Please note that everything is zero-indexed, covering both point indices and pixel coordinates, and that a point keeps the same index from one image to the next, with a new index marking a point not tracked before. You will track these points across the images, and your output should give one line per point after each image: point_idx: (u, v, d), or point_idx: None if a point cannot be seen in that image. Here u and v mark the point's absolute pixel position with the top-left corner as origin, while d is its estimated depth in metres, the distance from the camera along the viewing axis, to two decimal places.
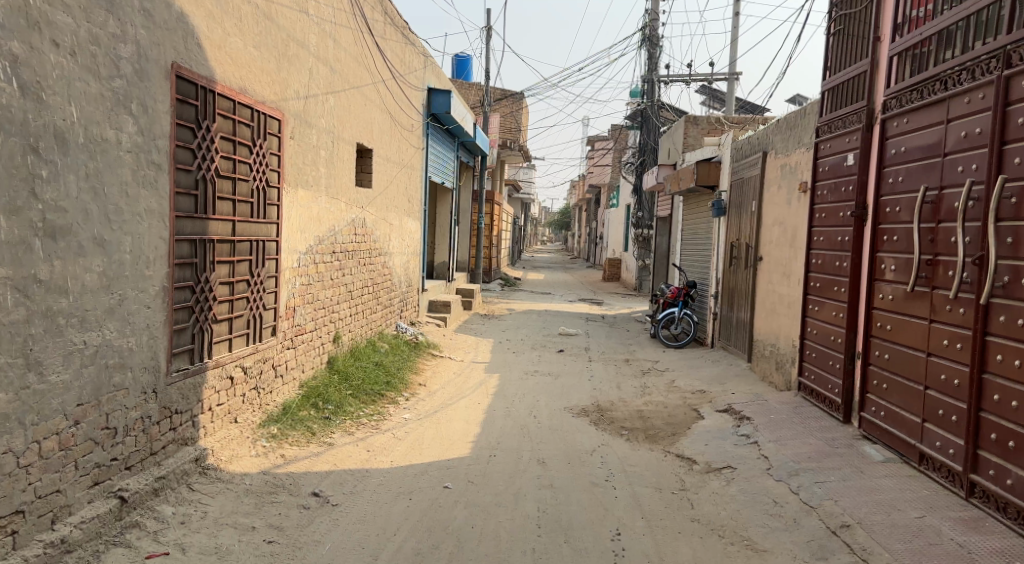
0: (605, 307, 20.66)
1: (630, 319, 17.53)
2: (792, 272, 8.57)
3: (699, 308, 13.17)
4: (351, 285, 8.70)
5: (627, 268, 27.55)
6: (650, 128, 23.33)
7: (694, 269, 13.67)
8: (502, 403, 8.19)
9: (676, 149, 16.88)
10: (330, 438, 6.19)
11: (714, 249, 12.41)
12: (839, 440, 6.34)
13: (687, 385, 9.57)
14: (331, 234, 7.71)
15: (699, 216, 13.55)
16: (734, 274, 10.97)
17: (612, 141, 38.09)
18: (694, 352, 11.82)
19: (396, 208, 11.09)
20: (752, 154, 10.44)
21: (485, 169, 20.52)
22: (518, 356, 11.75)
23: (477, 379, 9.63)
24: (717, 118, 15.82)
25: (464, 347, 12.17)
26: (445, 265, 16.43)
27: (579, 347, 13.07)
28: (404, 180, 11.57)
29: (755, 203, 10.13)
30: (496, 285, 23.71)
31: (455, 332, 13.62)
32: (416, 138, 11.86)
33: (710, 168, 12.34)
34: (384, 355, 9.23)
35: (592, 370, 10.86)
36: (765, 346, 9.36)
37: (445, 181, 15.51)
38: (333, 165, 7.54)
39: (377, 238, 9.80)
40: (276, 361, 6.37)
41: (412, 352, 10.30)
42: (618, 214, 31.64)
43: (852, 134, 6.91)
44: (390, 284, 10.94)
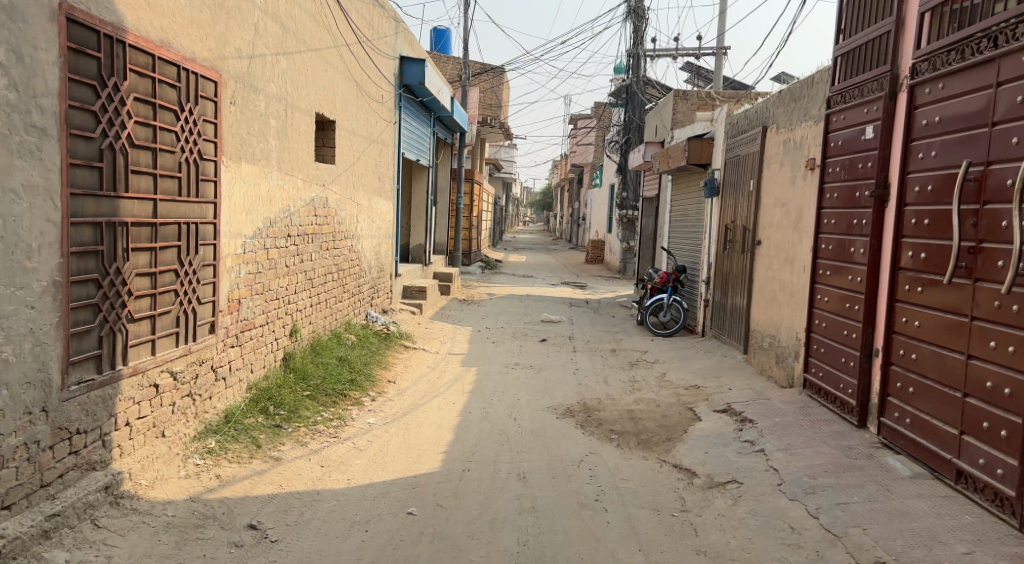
0: (588, 291, 19.90)
1: (615, 303, 16.79)
2: (794, 257, 7.84)
3: (690, 294, 12.45)
4: (310, 273, 7.89)
5: (611, 250, 26.80)
6: (635, 105, 22.55)
7: (683, 253, 12.92)
8: (478, 403, 7.40)
9: (663, 125, 16.10)
10: (278, 451, 5.41)
11: (706, 232, 11.66)
12: (857, 450, 5.61)
13: (680, 380, 8.82)
14: (284, 216, 6.90)
15: (689, 196, 12.80)
16: (729, 259, 10.22)
17: (595, 118, 37.26)
18: (685, 342, 11.08)
19: (365, 186, 10.24)
20: (750, 128, 9.69)
21: (464, 146, 19.65)
22: (498, 347, 10.97)
23: (453, 374, 8.83)
24: (708, 93, 15.03)
25: (440, 336, 11.38)
26: (421, 247, 15.58)
27: (562, 335, 12.31)
28: (374, 156, 10.71)
29: (753, 182, 9.37)
30: (476, 267, 22.89)
31: (431, 320, 12.80)
32: (387, 111, 11.03)
33: (703, 144, 11.57)
34: (350, 349, 8.43)
35: (578, 362, 10.09)
36: (764, 338, 8.62)
37: (420, 158, 14.65)
38: (283, 137, 6.72)
39: (342, 220, 8.98)
40: (217, 363, 5.57)
41: (382, 345, 9.48)
42: (602, 195, 30.84)
43: (871, 103, 6.16)
44: (358, 270, 10.13)
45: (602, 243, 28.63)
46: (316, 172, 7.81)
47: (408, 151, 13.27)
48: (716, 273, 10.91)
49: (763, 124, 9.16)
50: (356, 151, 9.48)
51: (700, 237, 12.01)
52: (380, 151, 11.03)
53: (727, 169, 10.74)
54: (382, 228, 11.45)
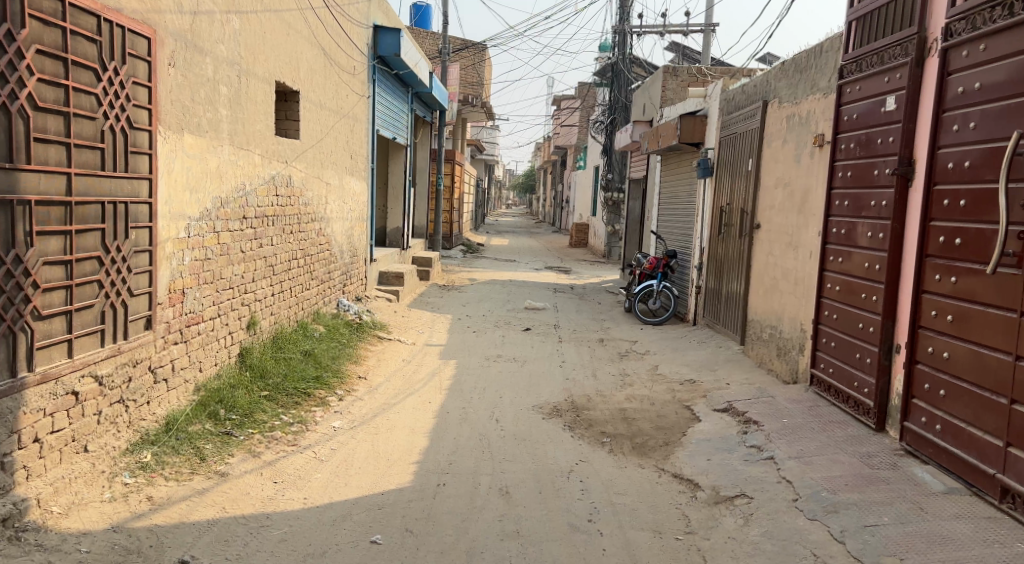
0: (572, 276, 19.26)
1: (601, 289, 16.18)
2: (795, 242, 7.24)
3: (681, 280, 11.84)
4: (271, 260, 7.23)
5: (596, 234, 26.18)
6: (621, 84, 21.88)
7: (673, 237, 12.30)
8: (456, 401, 6.75)
9: (652, 103, 15.46)
10: (225, 465, 4.76)
11: (698, 215, 11.04)
12: (878, 458, 4.99)
13: (674, 373, 8.20)
14: (237, 196, 6.23)
15: (680, 177, 12.18)
16: (724, 243, 9.61)
17: (580, 99, 36.56)
18: (676, 331, 10.46)
19: (333, 165, 9.52)
20: (747, 104, 9.07)
21: (444, 125, 18.92)
22: (478, 337, 10.30)
23: (429, 368, 8.17)
24: (698, 70, 14.40)
25: (417, 325, 10.72)
26: (398, 231, 14.85)
27: (547, 324, 11.67)
28: (343, 132, 9.98)
29: (751, 161, 8.73)
30: (457, 252, 22.23)
31: (409, 308, 12.12)
32: (358, 83, 10.41)
33: (695, 122, 10.94)
34: (317, 343, 7.78)
35: (564, 353, 9.45)
36: (763, 328, 8.00)
37: (397, 137, 13.94)
38: (233, 107, 6.05)
39: (307, 201, 8.31)
40: (156, 363, 4.96)
41: (354, 336, 8.79)
42: (586, 177, 30.16)
43: (892, 70, 5.52)
44: (328, 255, 9.47)
45: (587, 227, 27.99)
46: (274, 147, 7.12)
47: (383, 128, 12.58)
48: (710, 258, 10.30)
49: (761, 99, 8.53)
50: (320, 125, 8.76)
51: (692, 220, 11.39)
52: (350, 127, 10.30)
53: (721, 148, 10.12)
54: (353, 209, 10.73)
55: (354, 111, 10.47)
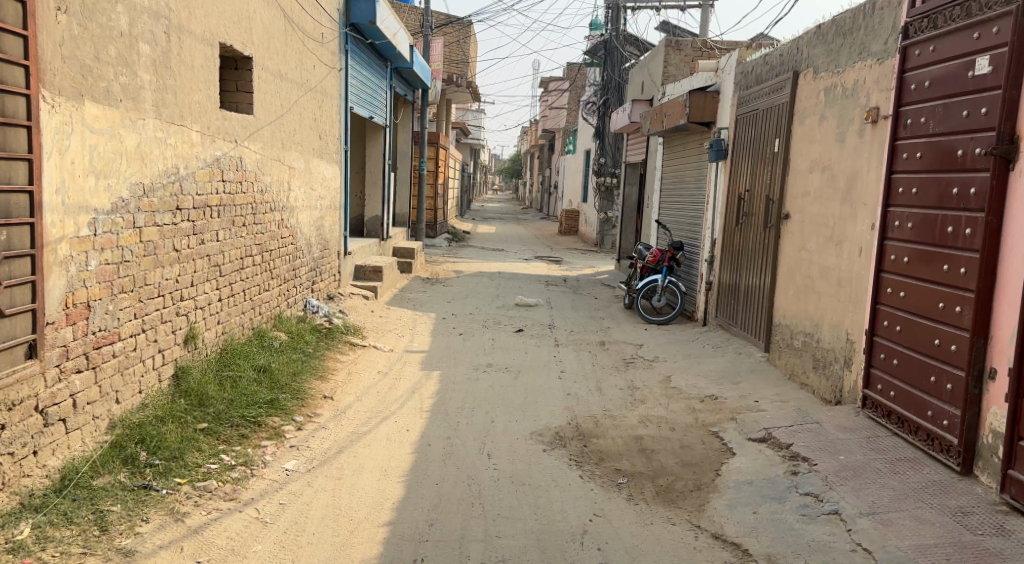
0: (564, 267, 18.16)
1: (595, 283, 15.12)
2: (838, 236, 6.14)
3: (688, 276, 10.75)
4: (216, 258, 6.12)
5: (587, 222, 25.06)
6: (614, 63, 20.75)
7: (679, 227, 11.19)
8: (438, 430, 5.64)
9: (651, 80, 14.38)
10: (134, 538, 3.70)
11: (708, 203, 9.96)
12: (976, 519, 3.89)
13: (690, 387, 7.09)
14: (166, 182, 5.17)
15: (685, 160, 11.12)
16: (743, 235, 8.52)
17: (568, 81, 35.39)
18: (687, 334, 9.36)
19: (298, 146, 8.37)
20: (771, 76, 7.98)
21: (427, 106, 17.79)
22: (464, 342, 9.17)
23: (409, 384, 7.03)
24: (702, 43, 13.38)
25: (395, 327, 9.61)
26: (378, 220, 13.67)
27: (541, 325, 10.57)
28: (306, 109, 8.83)
29: (776, 142, 7.63)
30: (442, 240, 21.10)
31: (388, 306, 10.99)
32: (322, 53, 9.36)
33: (706, 100, 9.85)
34: (275, 355, 6.67)
35: (562, 361, 8.33)
36: (795, 335, 6.89)
37: (375, 116, 12.82)
38: (159, 71, 5.01)
39: (261, 185, 7.17)
40: (45, 403, 3.93)
41: (321, 344, 7.64)
42: (577, 162, 29.04)
43: (986, 25, 4.41)
44: (294, 249, 8.35)
45: (577, 214, 26.89)
46: (216, 123, 6.00)
47: (357, 105, 11.47)
48: (724, 251, 9.20)
49: (789, 70, 7.44)
50: (276, 99, 7.61)
51: (701, 208, 10.29)
52: (315, 103, 9.14)
53: (737, 127, 9.05)
54: (322, 196, 9.57)
55: (320, 86, 9.32)
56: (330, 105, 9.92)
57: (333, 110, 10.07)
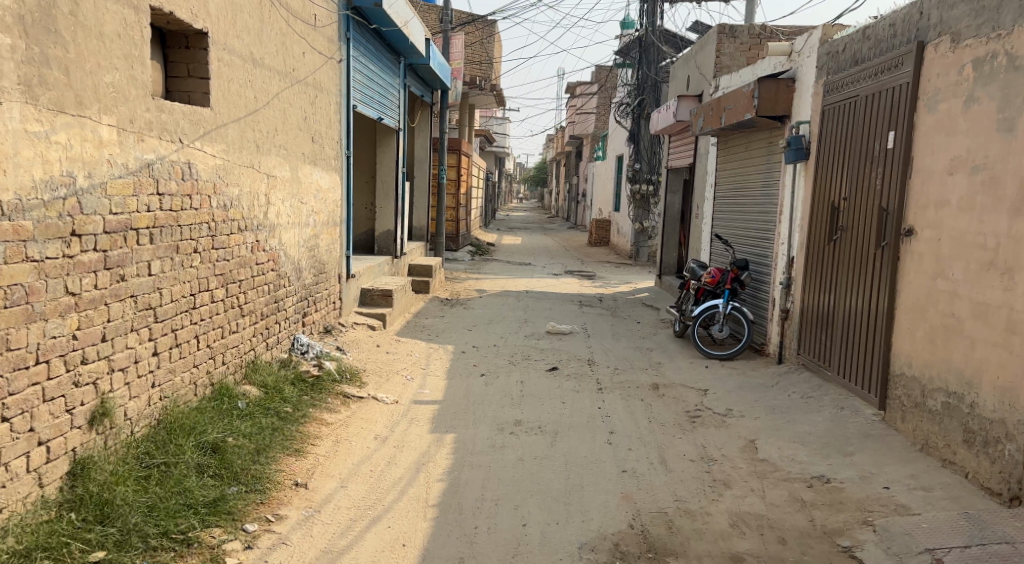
0: (598, 283, 16.49)
1: (635, 304, 13.43)
2: (1006, 262, 4.61)
3: (755, 301, 9.09)
4: (152, 300, 4.53)
5: (619, 232, 23.36)
6: (649, 61, 19.16)
7: (744, 242, 9.54)
8: (449, 545, 4.04)
9: (699, 75, 12.91)
10: None
11: (783, 212, 8.45)
12: None
13: (786, 459, 5.41)
14: (49, 198, 3.64)
15: (750, 162, 9.58)
16: (837, 254, 6.89)
17: (596, 84, 33.73)
18: (761, 376, 7.66)
19: (281, 149, 6.77)
20: (879, 55, 6.42)
21: (446, 108, 16.21)
22: (488, 387, 7.52)
23: (416, 454, 5.40)
24: (762, 28, 12.23)
25: (404, 367, 8.00)
26: (389, 235, 12.08)
27: (579, 359, 8.89)
28: (295, 104, 7.24)
29: (890, 135, 6.03)
30: (464, 255, 19.48)
31: (399, 337, 9.39)
32: (315, 39, 7.80)
33: (779, 89, 8.48)
34: (240, 423, 5.07)
35: (610, 414, 6.64)
36: (930, 394, 5.22)
37: (386, 117, 11.26)
38: (29, 33, 3.51)
39: (223, 198, 5.53)
40: None
41: (305, 398, 6.01)
42: (607, 169, 27.34)
43: None
44: (277, 275, 6.74)
45: (608, 224, 25.19)
46: (144, 115, 4.37)
47: (364, 104, 9.92)
48: (810, 274, 7.58)
49: (912, 41, 5.85)
50: (249, 89, 6.02)
51: (774, 219, 8.73)
52: (307, 98, 7.56)
53: (823, 120, 7.59)
54: (317, 209, 7.97)
55: (312, 78, 7.74)
56: (328, 101, 8.33)
57: (332, 108, 8.49)
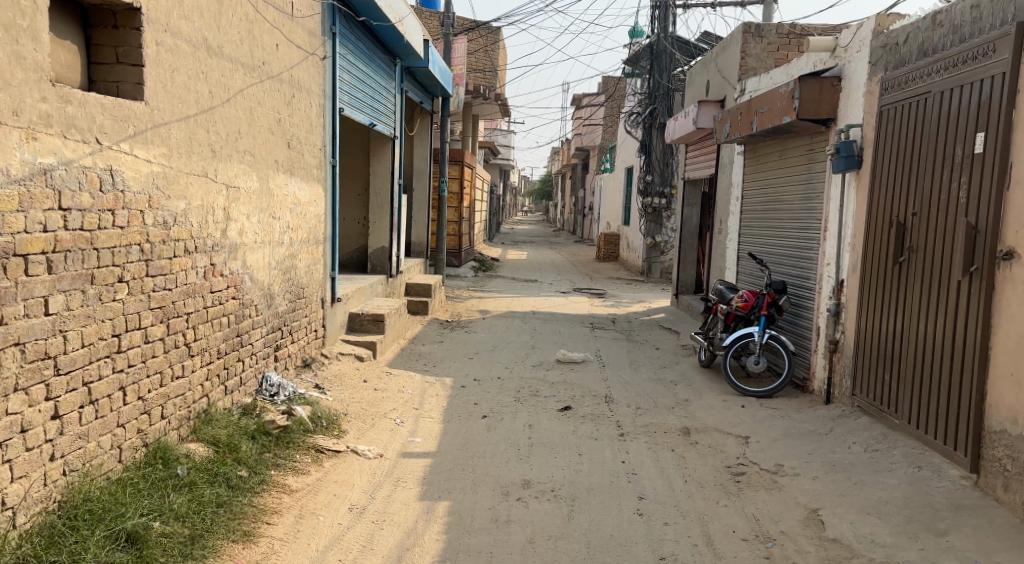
0: (608, 301, 15.46)
1: (652, 326, 12.38)
2: None
3: (795, 329, 8.12)
4: (48, 348, 3.60)
5: (628, 247, 22.32)
6: (661, 68, 18.18)
7: (781, 263, 8.56)
8: None
9: (721, 79, 11.91)
10: None
11: (830, 230, 7.49)
12: None
13: (863, 541, 4.39)
14: None
15: (788, 172, 8.59)
16: (904, 279, 5.90)
17: (603, 95, 32.79)
18: (810, 422, 6.61)
19: (248, 156, 5.76)
20: (955, 44, 5.51)
21: (447, 116, 15.19)
22: (492, 433, 6.47)
23: (399, 532, 4.33)
24: (790, 27, 11.22)
25: (395, 406, 6.96)
26: (384, 252, 11.01)
27: (596, 395, 7.83)
28: (267, 103, 6.22)
29: (976, 137, 5.08)
30: (467, 271, 18.45)
31: (391, 369, 8.35)
32: (292, 31, 6.79)
33: (822, 88, 7.50)
34: (174, 497, 4.05)
35: (637, 470, 5.58)
36: None
37: (380, 123, 10.24)
38: None
39: (161, 212, 4.46)
40: None
41: (270, 456, 4.97)
42: (615, 181, 26.34)
43: None
44: (239, 301, 5.66)
45: (617, 238, 24.18)
46: (36, 106, 3.50)
47: (354, 108, 8.92)
48: (866, 302, 6.57)
49: (1006, 23, 4.93)
50: (202, 83, 5.00)
51: (819, 237, 7.75)
52: (281, 97, 6.53)
53: (880, 123, 6.62)
54: (294, 225, 6.91)
55: (289, 75, 6.71)
56: (308, 103, 7.30)
57: (314, 111, 7.45)
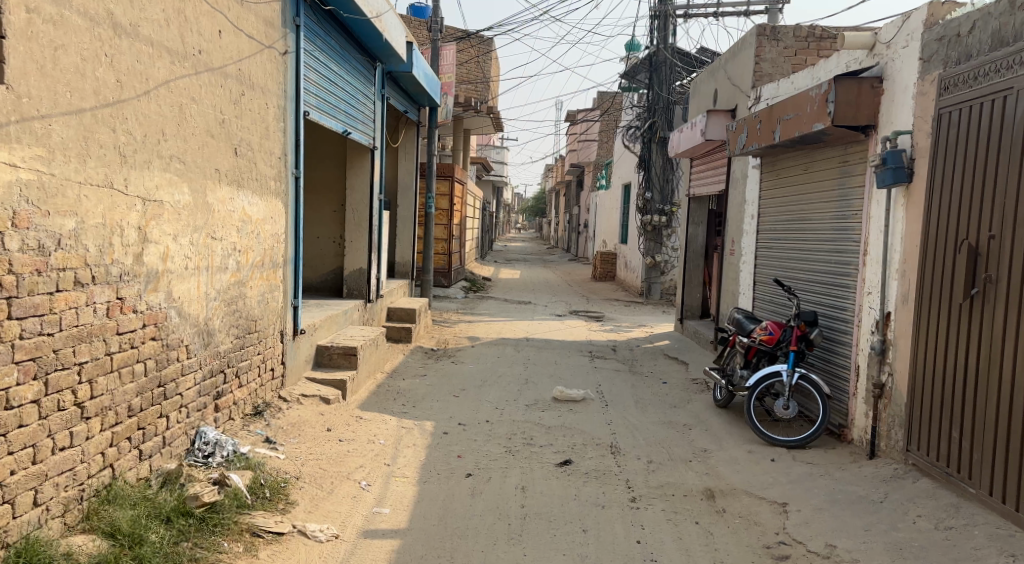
0: (607, 326, 14.37)
1: (657, 356, 11.29)
2: None
3: (827, 367, 7.08)
4: None
5: (626, 266, 21.23)
6: (661, 80, 17.17)
7: (810, 290, 7.52)
8: None
9: (732, 87, 10.89)
10: None
11: (870, 255, 6.48)
12: None
13: None
14: None
15: (818, 187, 7.53)
16: (979, 314, 4.95)
17: (598, 110, 31.85)
18: (858, 484, 5.55)
19: (175, 165, 4.67)
20: None
21: (434, 127, 14.12)
22: (478, 498, 5.37)
23: None
24: (809, 29, 10.19)
25: (362, 462, 5.85)
26: (361, 275, 9.88)
27: (602, 445, 6.75)
28: (206, 100, 5.13)
29: None
30: (457, 291, 17.37)
31: (363, 411, 7.24)
32: (242, 18, 5.70)
33: (861, 91, 6.45)
34: None
35: (657, 555, 4.55)
36: None
37: (356, 132, 9.15)
38: None
39: (35, 232, 3.54)
40: None
41: (186, 545, 3.93)
42: (611, 197, 25.32)
43: None
44: (161, 342, 4.59)
45: (614, 257, 23.12)
46: None
47: (325, 114, 7.84)
48: (921, 340, 5.55)
49: None
50: (105, 70, 3.93)
51: (857, 262, 6.71)
52: (226, 94, 5.43)
53: (936, 127, 5.60)
54: (243, 248, 5.81)
55: (237, 69, 5.61)
56: (263, 104, 6.21)
57: (270, 114, 6.34)
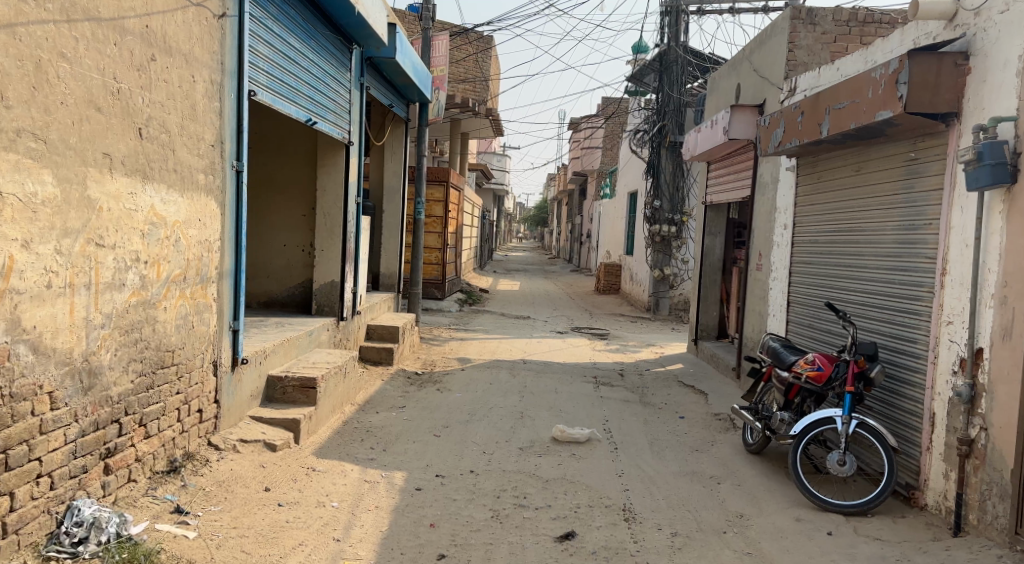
0: (613, 345, 13.00)
1: (671, 383, 9.93)
2: None
3: (890, 413, 5.73)
4: None
5: (632, 278, 19.87)
6: (672, 81, 15.75)
7: (867, 316, 6.17)
8: None
9: (760, 79, 9.54)
10: None
11: (951, 274, 5.14)
12: None
13: None
14: None
15: (878, 191, 6.17)
16: None
17: (602, 116, 30.52)
18: None
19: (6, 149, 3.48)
20: None
21: (424, 126, 12.73)
22: None
23: None
24: (852, 12, 8.83)
25: (301, 537, 4.48)
26: (334, 289, 8.51)
27: (614, 506, 5.44)
28: (82, 63, 3.80)
29: None
30: (450, 305, 16.04)
31: (318, 458, 5.89)
32: None
33: (942, 68, 5.13)
34: None
35: None
36: None
37: (325, 124, 7.81)
38: None
39: None
40: None
41: None
42: (617, 206, 24.00)
43: None
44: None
45: (619, 268, 21.77)
46: None
47: (279, 96, 6.49)
48: None
49: None
50: None
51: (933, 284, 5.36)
52: (121, 58, 4.10)
53: None
54: (152, 260, 4.48)
55: (141, 26, 4.28)
56: (187, 76, 4.84)
57: (199, 89, 4.99)
